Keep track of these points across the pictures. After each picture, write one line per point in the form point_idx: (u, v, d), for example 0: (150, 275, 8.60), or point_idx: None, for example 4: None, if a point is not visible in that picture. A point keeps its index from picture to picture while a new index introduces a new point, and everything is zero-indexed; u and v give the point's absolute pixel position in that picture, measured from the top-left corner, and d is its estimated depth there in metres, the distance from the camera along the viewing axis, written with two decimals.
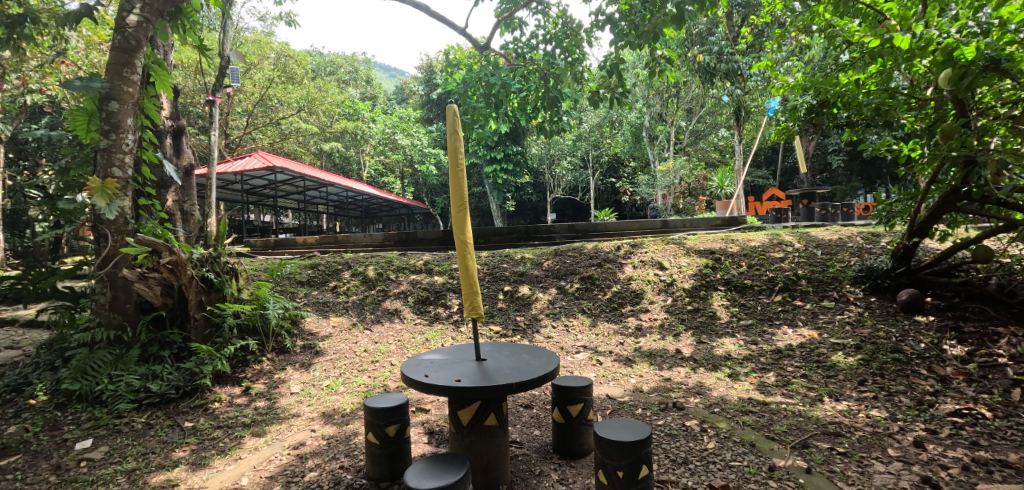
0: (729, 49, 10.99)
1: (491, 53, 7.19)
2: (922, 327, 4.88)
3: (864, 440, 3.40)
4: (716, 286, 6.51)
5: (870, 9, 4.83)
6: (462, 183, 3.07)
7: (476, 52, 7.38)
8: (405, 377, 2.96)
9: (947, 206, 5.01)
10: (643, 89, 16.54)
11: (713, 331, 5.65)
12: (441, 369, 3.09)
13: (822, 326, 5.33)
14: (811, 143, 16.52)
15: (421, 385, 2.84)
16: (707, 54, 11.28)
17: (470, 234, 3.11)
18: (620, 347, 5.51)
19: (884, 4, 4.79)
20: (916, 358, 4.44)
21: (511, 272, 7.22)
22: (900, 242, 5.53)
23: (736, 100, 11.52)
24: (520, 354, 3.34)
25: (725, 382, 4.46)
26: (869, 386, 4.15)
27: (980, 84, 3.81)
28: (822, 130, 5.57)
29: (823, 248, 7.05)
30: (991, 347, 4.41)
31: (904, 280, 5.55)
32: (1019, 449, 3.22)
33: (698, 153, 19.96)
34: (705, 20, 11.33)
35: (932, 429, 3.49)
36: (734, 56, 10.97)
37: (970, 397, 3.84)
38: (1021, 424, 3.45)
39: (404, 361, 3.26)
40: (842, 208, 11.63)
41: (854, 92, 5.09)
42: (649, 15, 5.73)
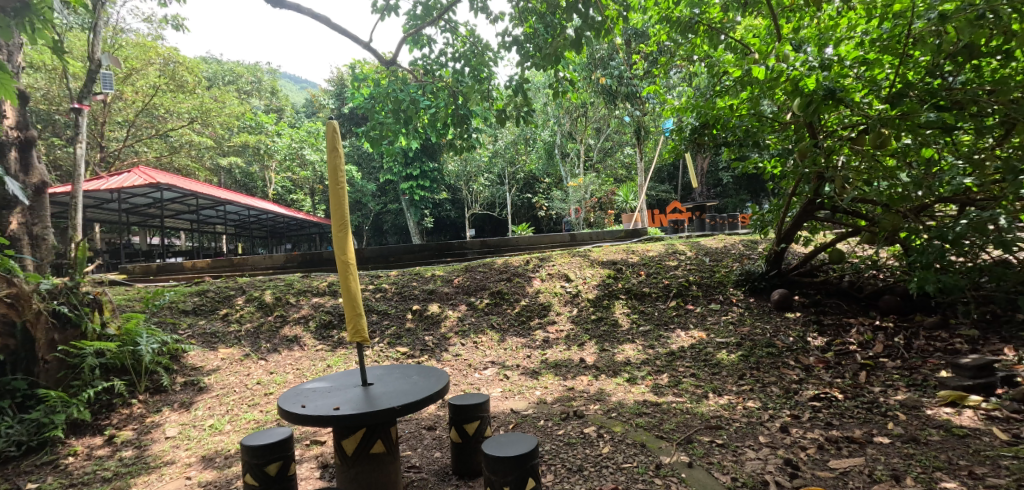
0: (628, 74, 11.74)
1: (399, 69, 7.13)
2: (790, 322, 5.44)
3: (741, 430, 3.69)
4: (618, 294, 6.83)
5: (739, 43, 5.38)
6: (343, 200, 2.98)
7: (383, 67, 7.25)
8: (281, 410, 2.78)
9: (807, 215, 5.64)
10: (553, 108, 17.11)
11: (615, 339, 5.89)
12: (320, 397, 2.95)
13: (710, 327, 5.76)
14: (704, 162, 17.96)
15: (298, 418, 2.68)
16: (608, 77, 12.01)
17: (352, 254, 3.02)
18: (528, 360, 5.59)
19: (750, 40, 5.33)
20: (786, 350, 4.93)
21: (420, 290, 7.11)
22: (771, 248, 6.16)
23: (636, 121, 12.37)
24: (410, 375, 3.27)
25: (624, 386, 4.67)
26: (747, 379, 4.53)
27: (823, 110, 4.38)
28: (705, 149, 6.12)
29: (710, 256, 7.67)
30: (844, 336, 5.00)
31: (777, 281, 6.16)
32: (862, 425, 3.64)
33: (607, 170, 21.04)
34: (605, 45, 12.02)
35: (796, 414, 3.86)
36: (633, 82, 11.77)
37: (827, 382, 4.30)
38: (865, 403, 3.91)
39: (283, 393, 3.07)
40: (730, 218, 12.79)
41: (729, 116, 5.69)
42: (552, 39, 5.95)
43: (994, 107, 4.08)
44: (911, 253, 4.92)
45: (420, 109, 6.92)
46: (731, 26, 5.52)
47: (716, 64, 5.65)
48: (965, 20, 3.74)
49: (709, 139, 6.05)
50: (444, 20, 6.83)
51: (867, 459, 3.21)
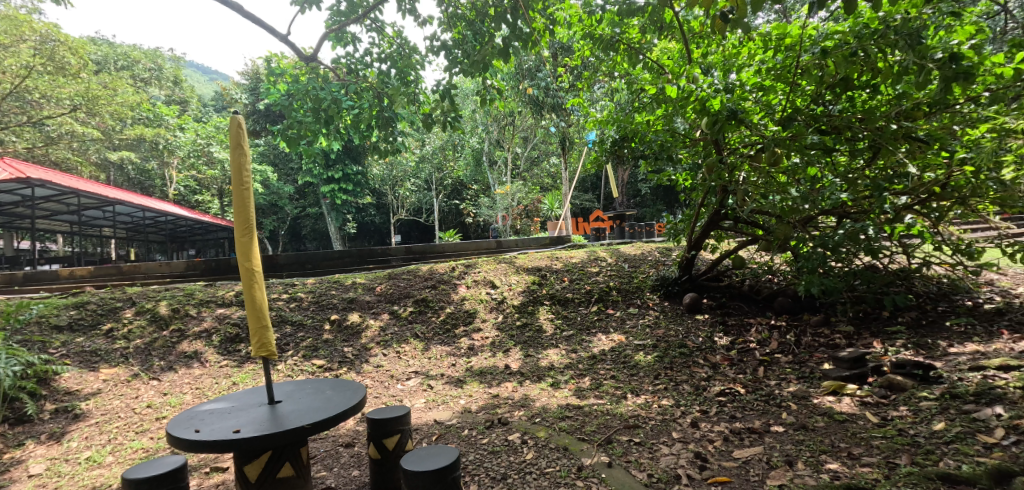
0: (555, 86, 12.04)
1: (320, 66, 6.83)
2: (700, 323, 5.77)
3: (656, 428, 3.84)
4: (542, 300, 6.92)
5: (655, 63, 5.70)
6: (247, 205, 2.79)
7: (302, 63, 6.92)
8: (172, 437, 2.54)
9: (713, 224, 6.03)
10: (481, 115, 17.14)
11: (540, 344, 5.95)
12: (218, 420, 2.73)
13: (628, 330, 5.97)
14: (625, 173, 18.75)
15: (192, 445, 2.46)
16: (535, 88, 12.23)
17: (257, 262, 2.84)
18: (452, 369, 5.50)
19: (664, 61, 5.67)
20: (696, 350, 5.21)
21: (339, 299, 6.79)
22: (683, 254, 6.52)
23: (561, 132, 12.69)
24: (324, 390, 3.11)
25: (548, 391, 4.72)
26: (662, 379, 4.73)
27: (726, 128, 4.70)
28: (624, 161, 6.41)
29: (629, 262, 7.99)
30: (746, 335, 5.38)
31: (688, 285, 6.54)
32: (762, 415, 3.88)
33: (534, 179, 21.40)
34: (533, 57, 12.23)
35: (704, 410, 4.07)
36: (559, 94, 12.09)
37: (732, 378, 4.59)
38: (763, 395, 4.19)
39: (177, 417, 2.80)
40: (647, 227, 13.43)
41: (645, 130, 5.93)
42: (480, 46, 5.98)
43: (864, 133, 4.68)
44: (799, 259, 5.46)
45: (342, 109, 6.62)
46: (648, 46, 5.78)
47: (635, 81, 5.94)
48: (843, 56, 4.26)
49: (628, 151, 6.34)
50: (371, 19, 6.65)
51: (767, 448, 3.40)
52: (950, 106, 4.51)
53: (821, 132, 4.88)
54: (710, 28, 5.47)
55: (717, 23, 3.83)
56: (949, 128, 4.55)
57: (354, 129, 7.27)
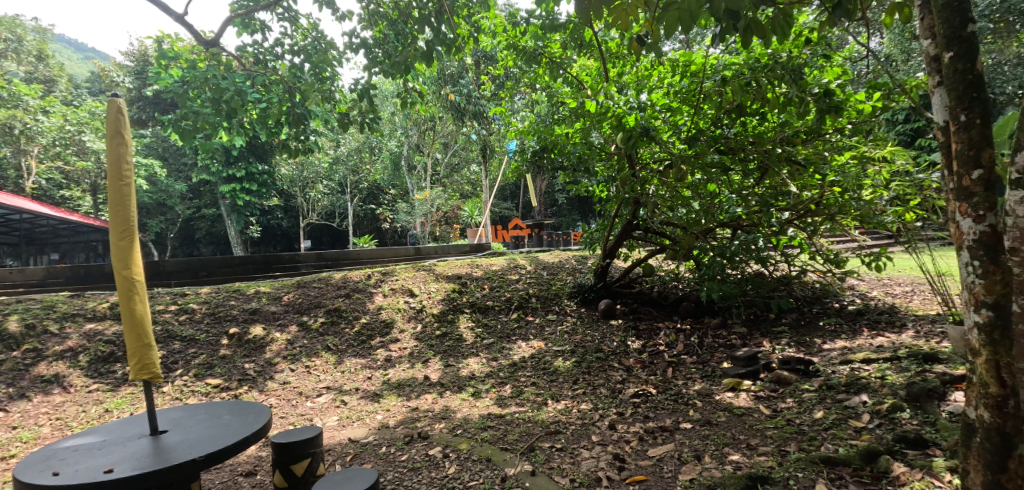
0: (477, 93, 12.09)
1: (222, 52, 6.29)
2: (614, 328, 5.96)
3: (577, 432, 3.88)
4: (462, 308, 6.83)
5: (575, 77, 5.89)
6: (127, 201, 2.57)
7: (201, 47, 6.22)
8: (26, 482, 2.21)
9: (626, 233, 6.29)
10: (401, 119, 16.78)
11: (460, 354, 5.84)
12: (84, 458, 2.40)
13: (547, 337, 6.03)
14: (544, 183, 19.17)
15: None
16: (457, 94, 12.19)
17: (139, 269, 2.60)
18: (368, 382, 5.26)
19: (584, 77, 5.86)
20: (611, 354, 5.37)
21: (240, 310, 6.27)
22: (598, 262, 6.72)
23: (483, 139, 12.74)
24: (220, 415, 2.84)
25: (469, 401, 4.64)
26: (580, 384, 4.82)
27: (639, 144, 4.92)
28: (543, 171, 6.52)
29: (547, 269, 8.12)
30: (655, 338, 5.64)
31: (602, 292, 6.73)
32: (671, 414, 4.01)
33: (454, 185, 21.27)
34: (456, 62, 12.16)
35: (621, 411, 4.18)
36: (480, 102, 12.15)
37: (645, 380, 4.77)
38: (672, 395, 4.36)
39: (34, 456, 2.45)
40: (564, 235, 13.80)
41: (565, 142, 6.06)
42: (403, 47, 5.81)
43: (755, 154, 5.12)
44: (701, 268, 5.88)
45: (247, 102, 6.14)
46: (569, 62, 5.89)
47: (555, 94, 6.08)
48: (740, 85, 4.64)
49: (548, 162, 6.44)
50: (284, 8, 6.25)
51: (677, 444, 3.48)
52: (822, 135, 5.05)
53: (720, 152, 5.25)
54: (625, 50, 5.67)
55: (632, 46, 3.99)
56: (820, 154, 5.06)
57: (260, 124, 6.79)
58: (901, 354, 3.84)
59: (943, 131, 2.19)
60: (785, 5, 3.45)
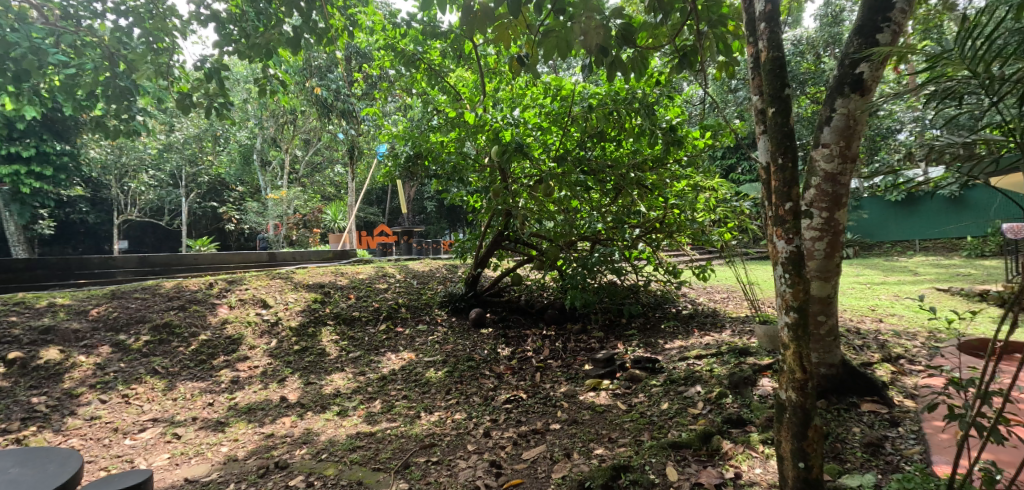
0: (346, 91, 11.60)
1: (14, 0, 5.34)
2: (485, 337, 6.14)
3: (451, 443, 3.94)
4: (325, 320, 6.48)
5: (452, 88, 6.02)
6: None
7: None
8: None
9: (497, 244, 6.53)
10: (255, 107, 15.36)
11: (322, 370, 5.54)
12: None
13: (418, 348, 5.99)
14: (412, 189, 18.93)
15: None
16: (325, 89, 11.55)
17: None
18: (209, 409, 4.72)
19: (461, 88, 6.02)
20: (482, 362, 5.53)
21: (25, 329, 5.16)
22: (469, 271, 6.88)
23: (350, 139, 12.24)
24: (6, 469, 2.57)
25: (334, 421, 4.43)
26: (453, 393, 4.89)
27: (513, 159, 5.19)
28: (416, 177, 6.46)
29: (418, 278, 8.07)
30: (524, 345, 5.94)
31: (473, 301, 6.88)
32: (542, 416, 4.28)
33: (314, 186, 20.05)
34: (324, 55, 11.48)
35: (495, 418, 4.34)
36: (349, 100, 11.65)
37: (516, 385, 5.00)
38: (541, 398, 4.64)
39: None
40: (434, 243, 13.76)
41: (440, 151, 6.12)
42: (263, 29, 5.34)
43: (613, 177, 5.70)
44: (563, 278, 6.35)
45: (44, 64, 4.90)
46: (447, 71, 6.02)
47: (431, 101, 6.12)
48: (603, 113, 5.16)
49: (421, 169, 6.40)
50: None
51: (548, 444, 3.73)
52: (666, 164, 5.82)
53: (584, 172, 5.75)
54: (503, 68, 5.98)
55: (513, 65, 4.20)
56: (663, 180, 5.82)
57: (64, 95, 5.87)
58: (723, 349, 4.54)
59: (764, 170, 2.55)
60: (642, 48, 3.92)
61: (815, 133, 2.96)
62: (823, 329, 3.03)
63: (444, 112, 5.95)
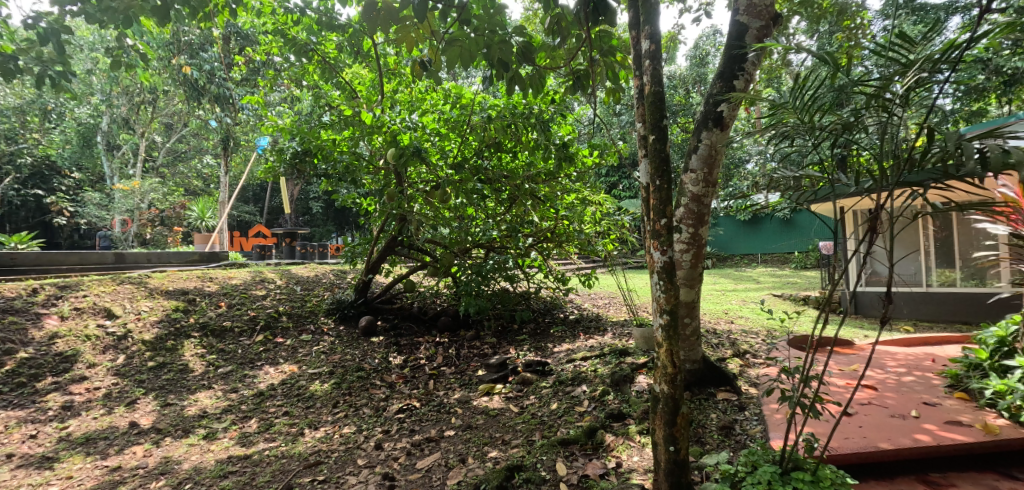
0: (223, 73, 10.40)
1: None
2: (376, 346, 6.02)
3: (339, 459, 3.83)
4: (189, 333, 5.91)
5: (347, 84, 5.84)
6: None
7: None
8: None
9: (390, 249, 6.45)
10: (101, 81, 13.27)
11: (184, 388, 5.01)
12: None
13: (301, 359, 5.69)
14: (296, 188, 17.79)
15: None
16: (195, 68, 9.91)
17: None
18: (31, 444, 4.04)
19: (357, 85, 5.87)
20: (373, 372, 5.42)
21: None
22: (360, 277, 6.69)
23: (223, 128, 11.23)
24: None
25: (199, 446, 4.07)
26: (341, 407, 4.74)
27: (411, 163, 5.18)
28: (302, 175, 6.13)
29: (301, 285, 7.66)
30: (416, 353, 5.92)
31: (363, 308, 6.71)
32: (435, 424, 4.31)
33: (177, 178, 18.04)
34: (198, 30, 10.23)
35: (386, 429, 4.28)
36: (226, 84, 10.60)
37: (408, 394, 4.97)
38: (434, 406, 4.67)
39: None
40: (321, 247, 13.08)
41: (331, 149, 5.79)
42: None
43: (508, 187, 5.94)
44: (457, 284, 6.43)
45: None
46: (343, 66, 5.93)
47: (323, 96, 5.88)
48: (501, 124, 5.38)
49: (308, 167, 6.08)
50: None
51: (442, 452, 3.77)
52: (558, 179, 6.14)
53: (481, 181, 5.91)
54: (403, 70, 6.00)
55: (415, 69, 4.22)
56: (555, 193, 6.16)
57: None
58: (605, 351, 4.93)
59: (643, 188, 2.83)
60: (541, 67, 4.16)
61: (684, 158, 3.38)
62: (688, 330, 3.45)
63: (338, 109, 5.75)
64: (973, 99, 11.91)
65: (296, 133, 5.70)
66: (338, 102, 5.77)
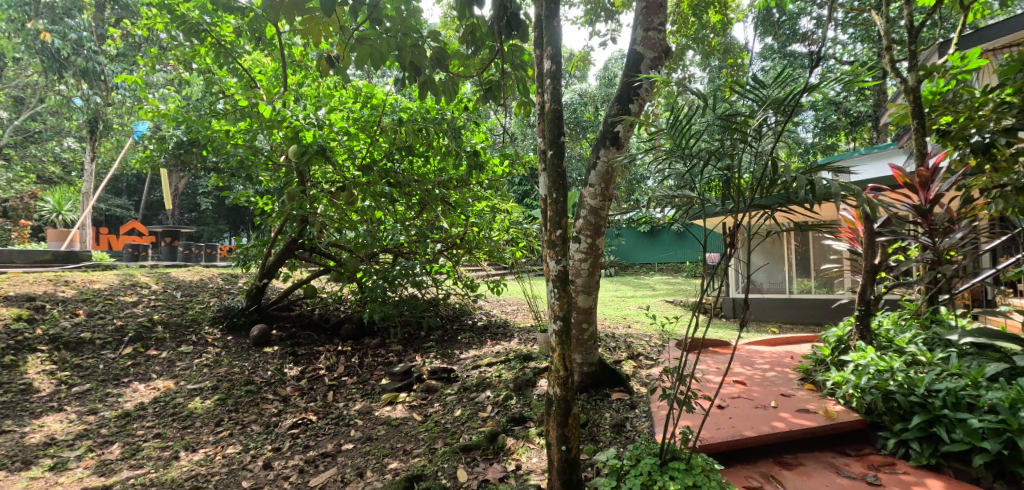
0: (92, 44, 9.56)
1: None
2: (269, 356, 5.67)
3: (222, 483, 3.56)
4: (35, 346, 5.16)
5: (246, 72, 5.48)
6: None
7: None
8: None
9: (289, 252, 6.13)
10: None
11: (25, 412, 4.36)
12: None
13: (178, 374, 5.18)
14: (182, 182, 16.24)
15: None
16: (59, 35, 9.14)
17: None
18: None
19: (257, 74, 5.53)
20: (265, 385, 5.09)
21: None
22: (253, 283, 6.26)
23: (90, 107, 10.12)
24: None
25: (44, 479, 3.57)
26: (225, 425, 4.40)
27: (315, 162, 4.98)
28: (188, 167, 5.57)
29: (181, 290, 7.00)
30: (315, 363, 5.66)
31: (256, 316, 6.32)
32: (332, 438, 4.15)
33: (29, 164, 15.74)
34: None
35: (277, 447, 4.05)
36: (97, 57, 9.63)
37: (303, 408, 4.73)
38: (332, 418, 4.50)
39: None
40: (209, 249, 12.00)
41: (223, 141, 5.31)
42: None
43: (418, 191, 5.85)
44: (362, 290, 6.26)
45: None
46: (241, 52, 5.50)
47: (217, 82, 5.47)
48: (412, 128, 5.37)
49: (196, 159, 5.51)
50: None
51: (339, 467, 3.65)
52: (469, 185, 6.24)
53: (390, 184, 5.81)
54: (310, 62, 5.68)
55: (322, 64, 4.08)
56: (466, 199, 6.20)
57: None
58: (509, 356, 5.04)
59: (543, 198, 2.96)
60: (454, 75, 4.20)
61: (585, 172, 3.57)
62: (586, 335, 3.64)
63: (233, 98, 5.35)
64: (829, 132, 13.76)
65: (182, 120, 5.20)
66: (233, 91, 5.38)
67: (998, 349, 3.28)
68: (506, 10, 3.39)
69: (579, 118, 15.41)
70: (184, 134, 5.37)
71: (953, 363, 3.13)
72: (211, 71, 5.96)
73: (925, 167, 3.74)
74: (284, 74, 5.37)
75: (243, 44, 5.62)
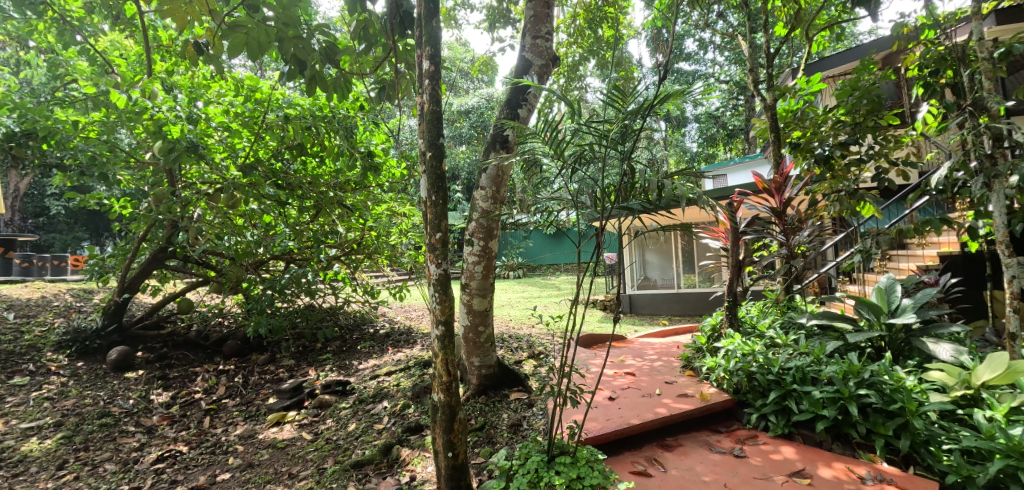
0: None
1: None
2: (131, 382, 5.03)
3: None
4: None
5: (99, 56, 4.80)
6: None
7: None
8: None
9: (156, 262, 5.51)
10: None
11: None
12: None
13: (7, 412, 4.40)
14: (24, 182, 13.96)
15: None
16: None
17: None
18: None
19: (113, 58, 4.89)
20: (124, 416, 4.51)
21: None
22: (110, 299, 5.53)
23: None
24: None
25: None
26: (70, 467, 3.83)
27: (184, 160, 4.51)
28: (23, 164, 4.75)
29: (15, 311, 6.00)
30: (189, 386, 5.13)
31: (116, 338, 5.55)
32: (206, 469, 3.77)
33: None
34: None
35: (136, 486, 3.60)
36: None
37: (171, 439, 4.25)
38: (207, 447, 4.10)
39: None
40: (58, 260, 10.41)
41: (69, 133, 4.64)
42: None
43: (310, 194, 5.53)
44: (247, 301, 5.79)
45: None
46: (93, 31, 4.83)
47: (62, 64, 4.78)
48: (300, 126, 5.09)
49: (33, 153, 4.75)
50: None
51: None
52: (367, 187, 5.99)
53: (277, 185, 5.45)
54: (179, 48, 5.10)
55: (188, 50, 3.66)
56: (364, 203, 5.95)
57: None
58: (409, 364, 4.91)
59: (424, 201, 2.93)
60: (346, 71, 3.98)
61: (476, 174, 3.55)
62: (482, 337, 3.64)
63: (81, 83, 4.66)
64: (710, 141, 15.10)
65: (11, 106, 4.42)
66: (82, 75, 4.69)
67: (836, 329, 3.77)
68: (399, 7, 3.29)
69: (484, 122, 15.54)
70: (16, 123, 4.57)
71: (802, 343, 3.55)
72: (53, 50, 5.17)
73: (778, 174, 4.26)
74: (148, 58, 4.75)
75: (96, 22, 4.94)
